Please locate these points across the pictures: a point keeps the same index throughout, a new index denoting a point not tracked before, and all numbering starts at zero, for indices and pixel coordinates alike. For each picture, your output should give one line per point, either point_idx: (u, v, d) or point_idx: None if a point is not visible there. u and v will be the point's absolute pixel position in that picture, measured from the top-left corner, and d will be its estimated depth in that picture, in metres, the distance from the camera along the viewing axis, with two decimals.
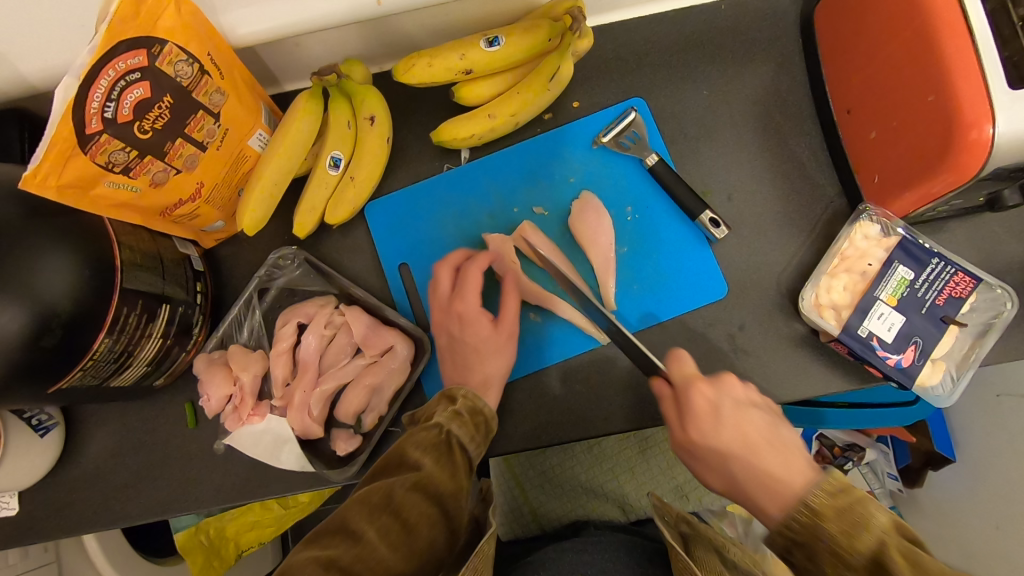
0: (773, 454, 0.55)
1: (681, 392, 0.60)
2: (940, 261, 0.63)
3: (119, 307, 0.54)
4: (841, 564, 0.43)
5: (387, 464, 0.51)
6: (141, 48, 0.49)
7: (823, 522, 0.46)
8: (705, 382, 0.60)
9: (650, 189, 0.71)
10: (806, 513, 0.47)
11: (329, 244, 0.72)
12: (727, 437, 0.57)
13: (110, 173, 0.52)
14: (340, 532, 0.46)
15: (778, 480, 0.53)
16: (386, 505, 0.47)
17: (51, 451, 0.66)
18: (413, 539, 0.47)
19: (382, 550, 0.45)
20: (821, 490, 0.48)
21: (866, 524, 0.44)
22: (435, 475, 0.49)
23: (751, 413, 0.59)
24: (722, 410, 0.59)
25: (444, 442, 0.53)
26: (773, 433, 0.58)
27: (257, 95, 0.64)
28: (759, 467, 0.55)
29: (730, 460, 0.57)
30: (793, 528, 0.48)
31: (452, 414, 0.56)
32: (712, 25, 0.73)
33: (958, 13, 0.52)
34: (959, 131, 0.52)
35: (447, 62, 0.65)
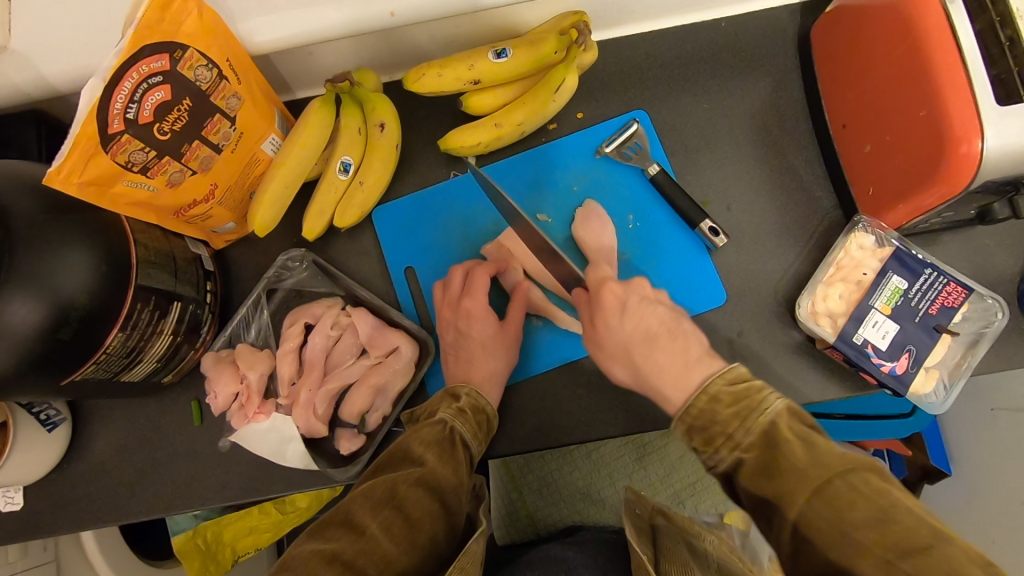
0: (670, 343, 0.56)
1: (593, 291, 0.62)
2: (933, 271, 0.64)
3: (133, 302, 0.56)
4: (732, 443, 0.48)
5: (390, 459, 0.53)
6: (165, 52, 0.51)
7: (718, 407, 0.50)
8: (614, 282, 0.61)
9: (651, 198, 0.73)
10: (702, 401, 0.51)
11: (337, 246, 0.74)
12: (627, 326, 0.58)
13: (129, 172, 0.54)
14: (343, 525, 0.47)
15: (675, 371, 0.54)
16: (389, 499, 0.48)
17: (58, 446, 0.67)
18: (417, 533, 0.48)
19: (384, 543, 0.46)
20: (719, 377, 0.51)
21: (756, 407, 0.48)
22: (438, 471, 0.52)
23: (655, 306, 0.60)
24: (629, 303, 0.59)
25: (447, 439, 0.55)
26: (675, 325, 0.58)
27: (271, 101, 0.66)
28: (657, 354, 0.56)
29: (630, 347, 0.57)
30: (692, 414, 0.51)
31: (455, 412, 0.59)
32: (713, 41, 0.76)
33: (947, 31, 0.54)
34: (950, 145, 0.55)
35: (456, 71, 0.67)
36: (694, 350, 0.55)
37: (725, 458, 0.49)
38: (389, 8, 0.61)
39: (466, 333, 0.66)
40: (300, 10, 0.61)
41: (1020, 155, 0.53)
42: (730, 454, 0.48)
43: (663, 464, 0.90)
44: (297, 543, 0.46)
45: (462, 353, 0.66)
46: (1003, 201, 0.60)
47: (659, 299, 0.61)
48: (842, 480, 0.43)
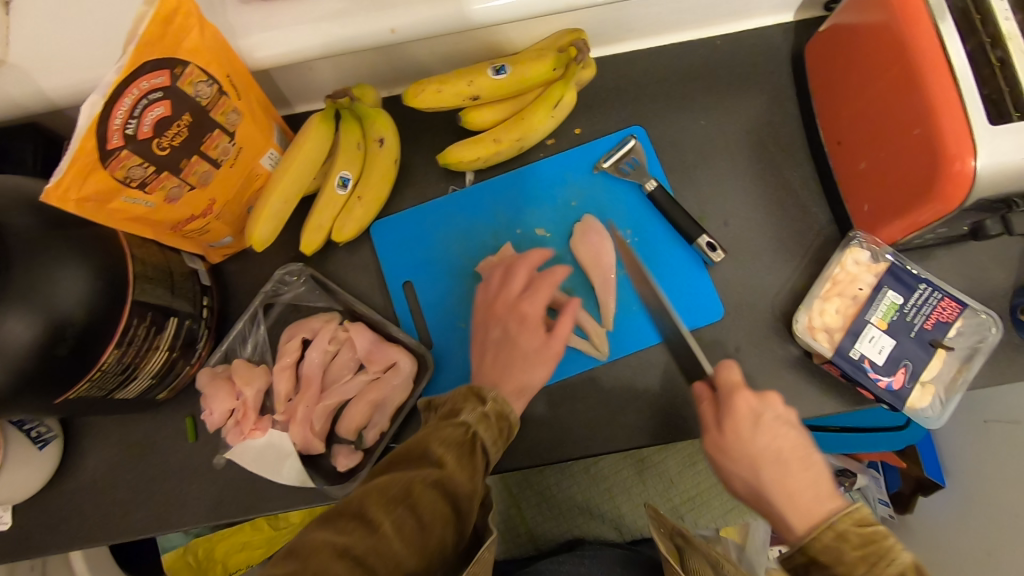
0: (802, 472, 0.53)
1: (724, 396, 0.58)
2: (928, 287, 0.65)
3: (129, 318, 0.55)
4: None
5: (407, 454, 0.50)
6: (165, 69, 0.51)
7: (846, 546, 0.47)
8: (749, 391, 0.57)
9: (649, 214, 0.74)
10: (828, 536, 0.48)
11: (335, 261, 0.73)
12: (760, 443, 0.55)
13: (127, 188, 0.54)
14: (355, 519, 0.44)
15: (803, 500, 0.51)
16: (403, 499, 0.45)
17: (49, 464, 0.66)
18: (427, 537, 0.45)
19: (396, 544, 0.43)
20: (848, 515, 0.48)
21: (887, 555, 0.45)
22: (456, 475, 0.49)
23: (791, 430, 0.56)
24: (764, 419, 0.56)
25: (470, 442, 0.52)
26: (808, 453, 0.55)
27: (270, 116, 0.66)
28: (788, 480, 0.53)
29: (758, 468, 0.55)
30: (815, 548, 0.48)
31: (482, 414, 0.55)
32: (708, 59, 0.77)
33: (939, 52, 0.55)
34: (943, 164, 0.55)
35: (455, 87, 0.68)
36: (826, 485, 0.53)
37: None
38: (390, 24, 0.61)
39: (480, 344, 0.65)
40: (302, 26, 0.61)
41: (1012, 174, 0.54)
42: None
43: (661, 477, 0.89)
44: (305, 532, 0.44)
45: (500, 359, 0.61)
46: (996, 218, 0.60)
47: (796, 419, 0.57)
48: None
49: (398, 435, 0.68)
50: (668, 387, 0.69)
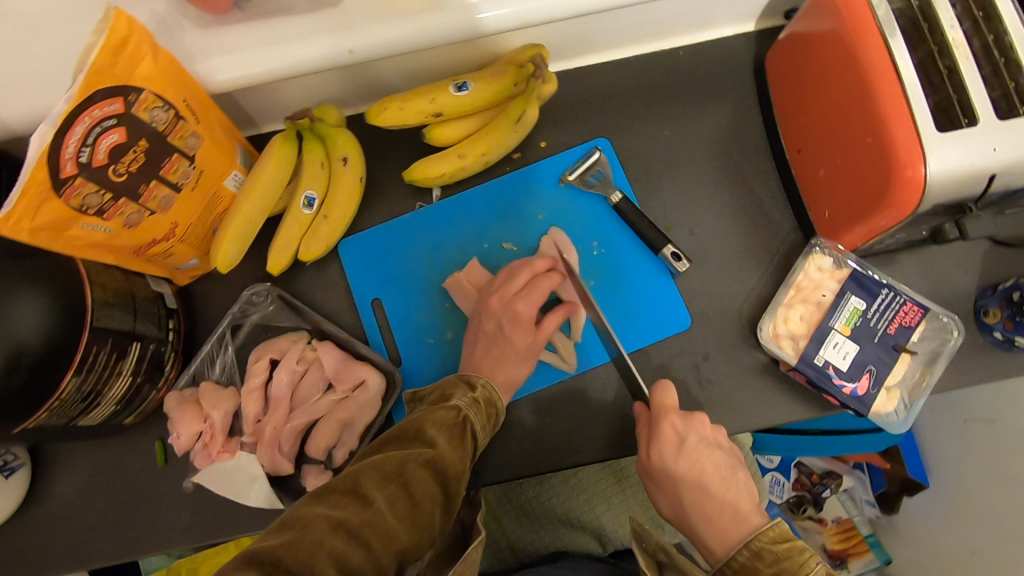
0: (721, 490, 0.59)
1: (654, 419, 0.62)
2: (890, 291, 0.66)
3: (88, 345, 0.55)
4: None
5: (400, 435, 0.53)
6: (118, 96, 0.52)
7: (760, 564, 0.52)
8: (678, 415, 0.61)
9: (615, 225, 0.74)
10: (744, 556, 0.54)
11: (304, 279, 0.73)
12: (684, 468, 0.60)
13: (83, 215, 0.54)
14: (351, 494, 0.46)
15: (722, 523, 0.57)
16: (397, 476, 0.48)
17: (16, 493, 0.65)
18: (418, 513, 0.48)
19: (390, 518, 0.45)
20: (763, 534, 0.54)
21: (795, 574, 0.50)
22: (446, 456, 0.52)
23: (714, 451, 0.61)
24: (687, 443, 0.60)
25: (459, 426, 0.55)
26: (728, 473, 0.61)
27: (232, 137, 0.67)
28: (707, 500, 0.59)
29: (680, 488, 0.60)
30: (732, 566, 0.54)
31: (471, 400, 0.58)
32: (671, 70, 0.77)
33: (888, 61, 0.56)
34: (896, 171, 0.56)
35: (418, 106, 0.68)
36: (742, 503, 0.59)
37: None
38: (347, 45, 0.62)
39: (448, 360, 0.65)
40: (261, 49, 0.62)
41: (962, 181, 0.55)
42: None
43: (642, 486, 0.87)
44: (303, 504, 0.46)
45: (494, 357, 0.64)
46: (953, 223, 0.61)
47: (717, 438, 0.62)
48: None
49: None
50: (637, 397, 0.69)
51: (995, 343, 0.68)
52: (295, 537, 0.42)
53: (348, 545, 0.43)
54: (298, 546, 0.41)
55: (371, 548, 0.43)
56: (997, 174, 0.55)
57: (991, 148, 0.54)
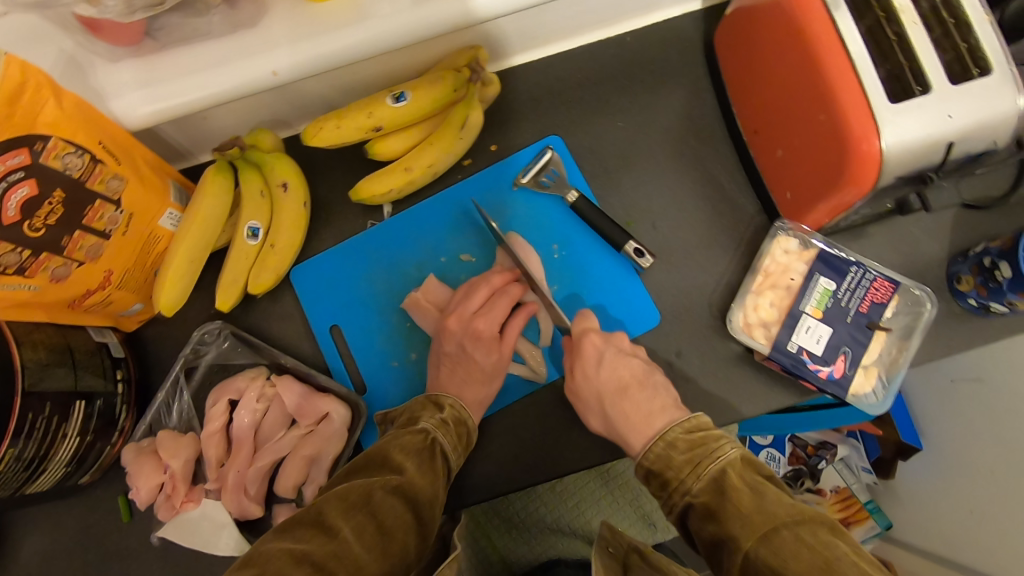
0: (639, 393, 0.58)
1: (574, 342, 0.63)
2: (859, 268, 0.64)
3: (23, 412, 0.52)
4: (684, 489, 0.48)
5: (365, 463, 0.49)
6: (22, 147, 0.48)
7: (674, 452, 0.51)
8: (596, 333, 0.63)
9: (574, 226, 0.72)
10: (659, 445, 0.52)
11: (257, 313, 0.71)
12: (603, 376, 0.60)
13: (2, 276, 0.51)
14: (314, 526, 0.43)
15: (641, 422, 0.55)
16: (362, 504, 0.44)
17: None
18: (388, 542, 0.44)
19: (357, 549, 0.42)
20: (679, 426, 0.52)
21: (711, 454, 0.49)
22: (416, 481, 0.48)
23: (629, 358, 0.61)
24: (606, 356, 0.61)
25: (428, 448, 0.52)
26: (647, 377, 0.60)
27: (161, 173, 0.63)
28: (626, 402, 0.57)
29: (601, 396, 0.59)
30: (648, 458, 0.52)
31: (439, 422, 0.55)
32: (619, 58, 0.74)
33: (833, 32, 0.54)
34: (852, 147, 0.54)
35: (355, 121, 0.65)
36: (661, 400, 0.57)
37: (677, 502, 0.49)
38: (270, 66, 0.59)
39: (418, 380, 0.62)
40: (178, 79, 0.59)
41: (919, 152, 0.53)
42: (681, 498, 0.49)
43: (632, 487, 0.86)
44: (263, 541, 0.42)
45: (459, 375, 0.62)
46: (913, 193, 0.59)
47: (636, 353, 0.63)
48: (787, 530, 0.42)
49: None
50: None
51: (970, 309, 0.66)
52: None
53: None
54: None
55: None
56: (956, 141, 0.52)
57: (947, 115, 0.51)
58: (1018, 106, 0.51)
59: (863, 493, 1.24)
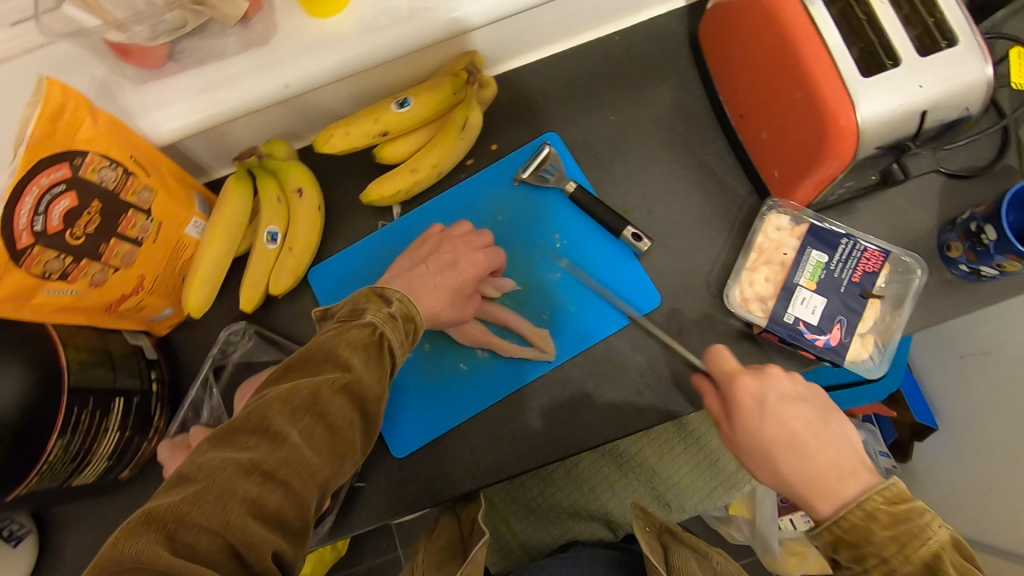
0: (823, 450, 0.55)
1: (726, 387, 0.61)
2: (849, 240, 0.67)
3: (70, 407, 0.55)
4: (889, 569, 0.47)
5: (310, 357, 0.50)
6: (63, 162, 0.53)
7: (875, 525, 0.48)
8: (747, 375, 0.60)
9: (574, 215, 0.75)
10: (858, 516, 0.49)
11: (279, 313, 0.75)
12: (770, 431, 0.57)
13: (48, 282, 0.55)
14: (262, 431, 0.44)
15: (831, 484, 0.53)
16: (310, 407, 0.46)
17: (22, 562, 0.67)
18: (337, 440, 0.47)
19: (306, 452, 0.45)
20: (878, 495, 0.49)
21: (920, 535, 0.47)
22: (364, 380, 0.50)
23: (798, 406, 0.58)
24: (768, 404, 0.58)
25: (376, 344, 0.52)
26: (821, 427, 0.57)
27: (187, 185, 0.68)
28: (809, 463, 0.54)
29: (775, 453, 0.56)
30: (843, 527, 0.50)
31: (386, 317, 0.55)
32: (609, 57, 0.78)
33: (804, 16, 0.57)
34: (830, 121, 0.57)
35: (364, 127, 0.69)
36: (846, 459, 0.54)
37: None
38: (282, 79, 0.64)
39: (405, 272, 0.64)
40: (199, 96, 0.64)
41: (895, 122, 0.56)
42: None
43: (644, 469, 0.89)
44: (201, 451, 0.43)
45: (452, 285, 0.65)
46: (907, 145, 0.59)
47: (804, 394, 0.59)
48: None
49: (363, 474, 0.69)
50: (618, 379, 0.70)
51: (961, 276, 0.68)
52: (199, 491, 0.40)
53: (265, 490, 0.42)
54: (204, 502, 0.40)
55: (290, 487, 0.43)
56: (929, 110, 0.55)
57: (918, 86, 0.54)
58: (986, 73, 0.54)
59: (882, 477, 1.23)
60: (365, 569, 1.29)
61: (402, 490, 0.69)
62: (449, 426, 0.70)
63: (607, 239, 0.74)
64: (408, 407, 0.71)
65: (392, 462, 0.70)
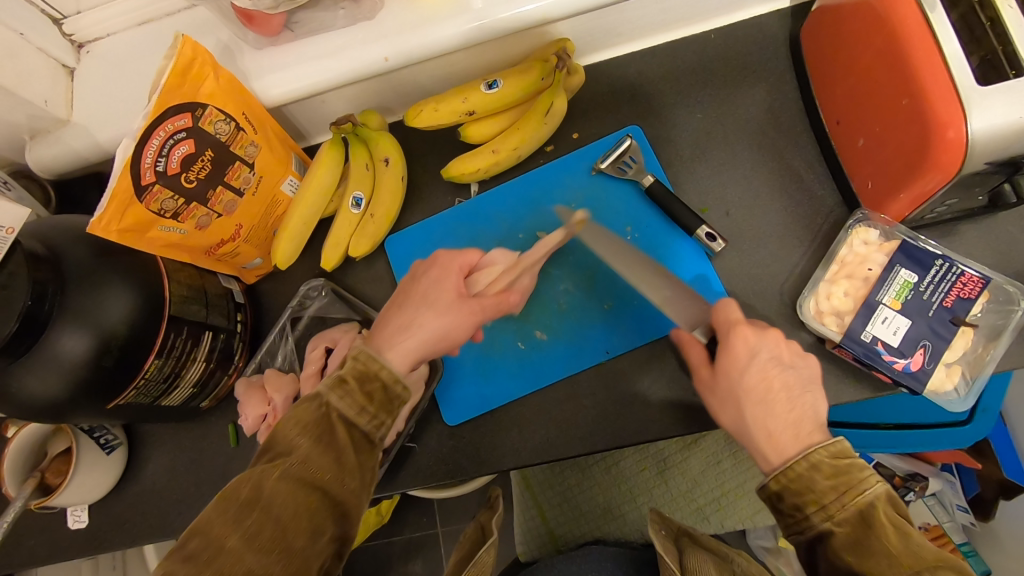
0: (785, 409, 0.54)
1: (723, 335, 0.60)
2: (945, 262, 0.62)
3: (167, 332, 0.61)
4: (826, 514, 0.49)
5: (263, 449, 0.50)
6: (186, 112, 0.59)
7: (817, 476, 0.50)
8: (747, 327, 0.58)
9: (648, 209, 0.75)
10: (802, 467, 0.51)
11: (354, 275, 0.80)
12: (749, 383, 0.56)
13: (162, 219, 0.61)
14: (202, 541, 0.45)
15: None
16: (254, 504, 0.46)
17: (114, 470, 0.75)
18: (288, 537, 0.46)
19: (247, 556, 0.44)
20: (824, 449, 0.51)
21: (859, 485, 0.49)
22: (311, 461, 0.49)
23: (785, 371, 0.56)
24: (756, 359, 0.57)
25: (325, 419, 0.51)
26: (798, 393, 0.55)
27: (288, 146, 0.74)
28: (770, 418, 0.54)
29: (743, 404, 0.56)
30: (788, 476, 0.51)
31: (337, 380, 0.53)
32: (702, 54, 0.77)
33: (919, 16, 0.54)
34: (936, 132, 0.53)
35: (452, 105, 0.72)
36: (808, 421, 0.54)
37: (813, 525, 0.50)
38: (383, 53, 0.68)
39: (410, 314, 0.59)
40: (307, 64, 0.69)
41: (1012, 135, 0.52)
42: (819, 521, 0.49)
43: (684, 479, 0.88)
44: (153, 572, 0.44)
45: (462, 310, 0.60)
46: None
47: (793, 360, 0.58)
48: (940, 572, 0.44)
49: (415, 436, 0.72)
50: (675, 378, 0.69)
51: None
52: None
53: None
54: None
55: None
56: None
57: None
58: None
59: (956, 534, 1.11)
60: (404, 540, 1.34)
61: (449, 457, 0.72)
62: (499, 402, 0.72)
63: (676, 234, 0.74)
64: (464, 380, 0.73)
65: (444, 429, 0.72)
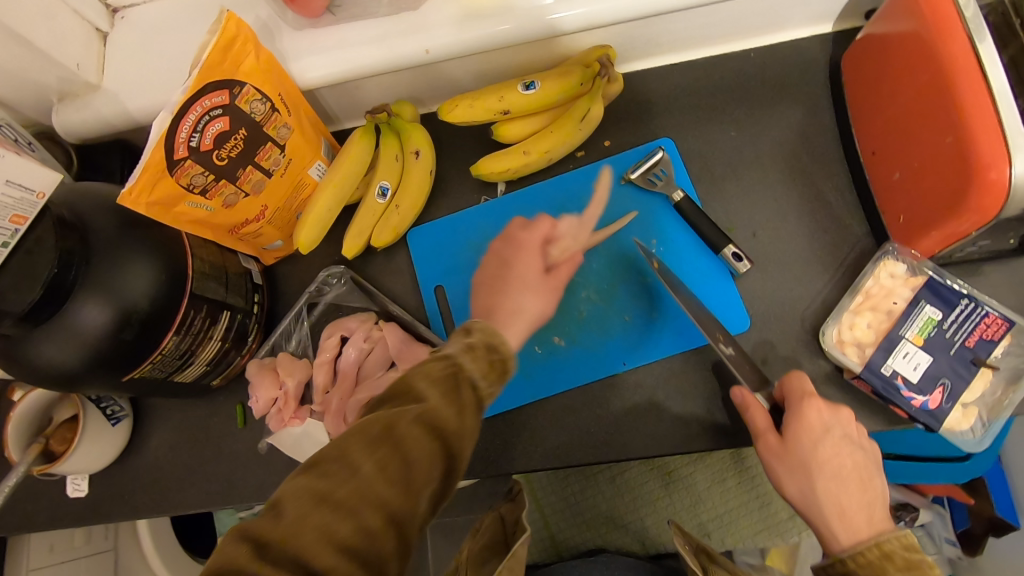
0: (857, 493, 0.55)
1: (793, 408, 0.58)
2: (971, 302, 0.63)
3: (187, 310, 0.60)
4: None
5: (394, 391, 0.48)
6: (224, 89, 0.58)
7: (889, 565, 0.52)
8: (820, 401, 0.58)
9: (675, 223, 0.74)
10: (874, 554, 0.52)
11: (374, 265, 0.79)
12: (823, 457, 0.56)
13: (191, 194, 0.61)
14: (336, 459, 0.42)
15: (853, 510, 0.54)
16: (386, 438, 0.43)
17: (118, 442, 0.74)
18: (413, 480, 0.43)
19: (378, 487, 0.42)
20: (898, 539, 0.52)
21: None
22: (442, 411, 0.46)
23: (854, 450, 0.57)
24: (831, 435, 0.57)
25: (453, 377, 0.48)
26: (866, 475, 0.57)
27: (319, 131, 0.73)
28: (843, 497, 0.55)
29: (816, 479, 0.56)
30: (858, 561, 0.53)
31: (464, 347, 0.51)
32: (741, 71, 0.76)
33: (970, 54, 0.54)
34: (978, 172, 0.53)
35: (487, 102, 0.71)
36: (878, 509, 0.56)
37: None
38: (424, 45, 0.67)
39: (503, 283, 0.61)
40: (345, 49, 0.68)
41: None
42: None
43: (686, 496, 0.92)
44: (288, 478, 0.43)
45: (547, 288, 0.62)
46: None
47: (860, 439, 0.59)
48: None
49: None
50: (690, 395, 0.69)
51: None
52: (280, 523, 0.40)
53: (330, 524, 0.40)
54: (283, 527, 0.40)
55: (361, 518, 0.41)
56: None
57: None
58: None
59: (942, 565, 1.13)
60: None
61: None
62: (512, 404, 0.71)
63: (701, 250, 0.73)
64: None
65: None
